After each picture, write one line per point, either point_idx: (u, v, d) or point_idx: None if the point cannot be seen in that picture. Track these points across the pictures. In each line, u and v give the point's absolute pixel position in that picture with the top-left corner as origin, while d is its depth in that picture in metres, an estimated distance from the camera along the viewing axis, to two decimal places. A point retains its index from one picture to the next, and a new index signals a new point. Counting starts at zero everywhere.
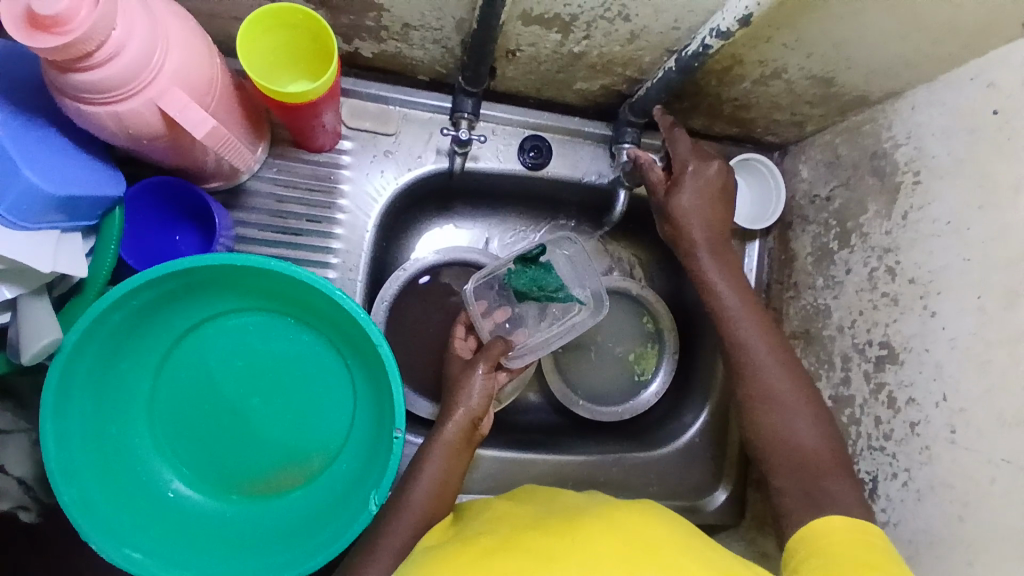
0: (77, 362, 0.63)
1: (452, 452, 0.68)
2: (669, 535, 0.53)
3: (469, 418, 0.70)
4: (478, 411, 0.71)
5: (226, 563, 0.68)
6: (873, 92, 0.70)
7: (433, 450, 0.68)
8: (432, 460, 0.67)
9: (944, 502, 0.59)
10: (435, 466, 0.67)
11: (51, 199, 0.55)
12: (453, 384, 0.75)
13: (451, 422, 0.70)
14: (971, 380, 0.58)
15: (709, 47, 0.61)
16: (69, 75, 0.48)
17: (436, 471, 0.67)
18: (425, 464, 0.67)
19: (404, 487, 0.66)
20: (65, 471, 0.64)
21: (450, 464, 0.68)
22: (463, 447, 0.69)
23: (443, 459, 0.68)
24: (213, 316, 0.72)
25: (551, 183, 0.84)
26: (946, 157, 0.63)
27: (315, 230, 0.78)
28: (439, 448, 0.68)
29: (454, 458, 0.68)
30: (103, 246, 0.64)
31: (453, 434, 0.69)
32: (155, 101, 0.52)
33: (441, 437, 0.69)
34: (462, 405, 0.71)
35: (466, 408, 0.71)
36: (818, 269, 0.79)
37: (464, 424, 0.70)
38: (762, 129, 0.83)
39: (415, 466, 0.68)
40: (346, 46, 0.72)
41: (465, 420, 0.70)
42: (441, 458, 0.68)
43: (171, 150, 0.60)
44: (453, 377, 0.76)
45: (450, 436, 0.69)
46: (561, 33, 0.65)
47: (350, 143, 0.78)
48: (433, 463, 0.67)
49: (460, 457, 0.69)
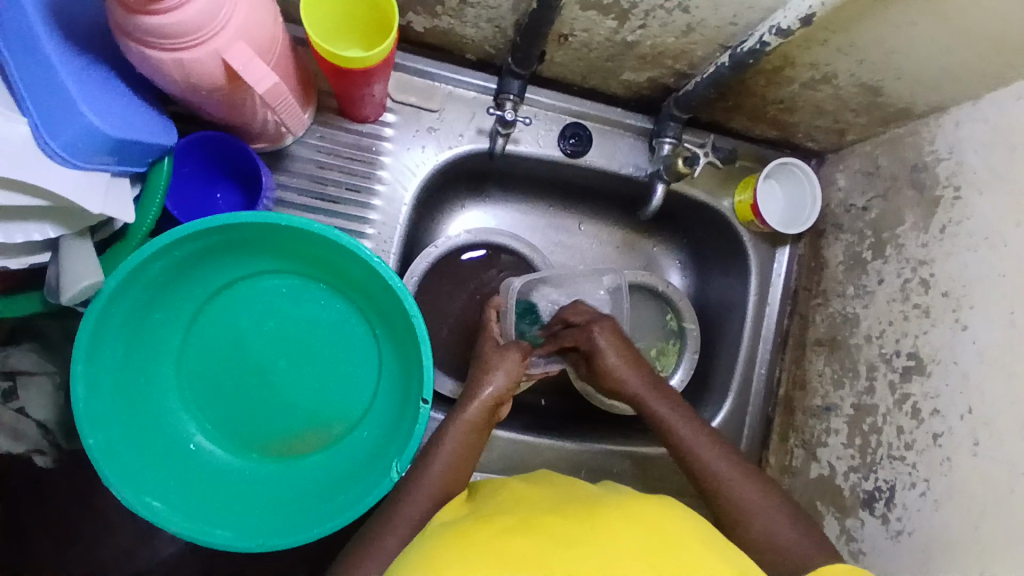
0: (114, 308, 0.64)
1: (474, 430, 0.67)
2: (690, 530, 0.53)
3: (493, 399, 0.69)
4: (503, 394, 0.70)
5: (240, 519, 0.69)
6: (919, 104, 0.70)
7: (453, 426, 0.67)
8: (451, 436, 0.66)
9: (960, 514, 0.59)
10: (453, 442, 0.66)
11: (106, 140, 0.55)
12: (482, 363, 0.73)
13: (478, 401, 0.69)
14: (998, 394, 0.58)
15: (766, 44, 0.61)
16: (140, 18, 0.49)
17: (455, 447, 0.65)
18: (444, 439, 0.66)
19: (421, 463, 0.65)
20: (92, 414, 0.64)
21: (467, 441, 0.67)
22: (483, 428, 0.68)
23: (462, 437, 0.66)
24: (249, 276, 0.73)
25: (587, 172, 0.85)
26: (989, 172, 0.63)
27: (352, 200, 0.78)
28: (460, 424, 0.67)
29: (473, 437, 0.67)
30: (149, 195, 0.64)
31: (476, 413, 0.68)
32: (220, 52, 0.53)
33: (463, 415, 0.68)
34: (490, 386, 0.70)
35: (494, 391, 0.69)
36: (849, 278, 0.79)
37: (488, 405, 0.69)
38: (801, 135, 0.83)
39: (433, 445, 0.66)
40: (399, 19, 0.73)
41: (490, 400, 0.69)
42: (461, 434, 0.67)
43: (225, 105, 0.61)
44: (483, 354, 0.75)
45: (471, 416, 0.68)
46: (617, 21, 0.66)
47: (393, 116, 0.79)
48: (453, 439, 0.66)
49: (481, 436, 0.68)
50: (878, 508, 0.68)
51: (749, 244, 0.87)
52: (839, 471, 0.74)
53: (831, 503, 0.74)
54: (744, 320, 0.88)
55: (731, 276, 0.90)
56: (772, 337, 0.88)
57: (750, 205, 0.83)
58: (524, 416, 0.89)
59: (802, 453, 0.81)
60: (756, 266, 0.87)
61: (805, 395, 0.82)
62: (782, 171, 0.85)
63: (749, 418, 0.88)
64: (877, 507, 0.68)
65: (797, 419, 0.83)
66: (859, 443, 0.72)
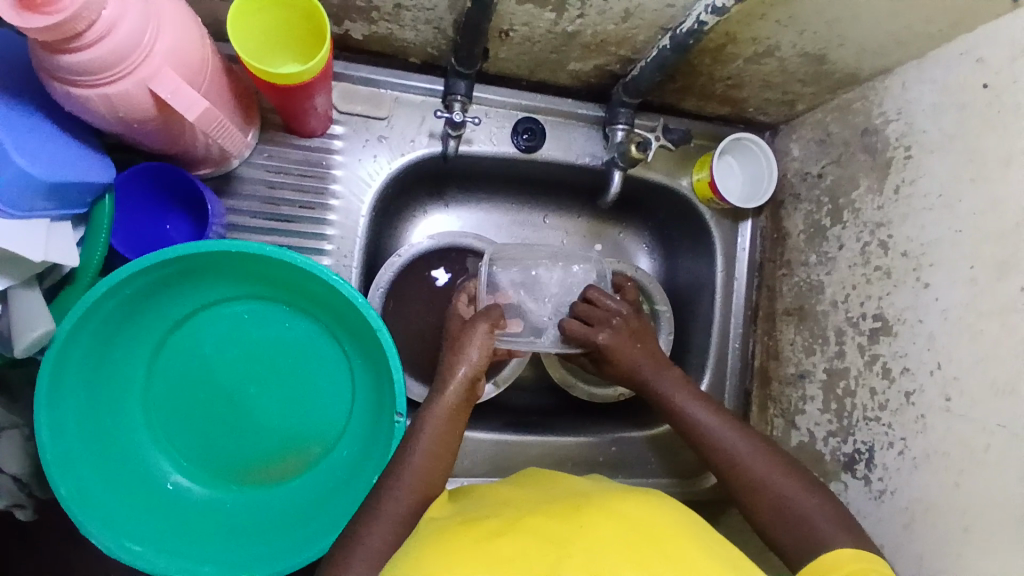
0: (70, 352, 0.62)
1: (453, 411, 0.67)
2: (676, 523, 0.54)
3: (469, 377, 0.69)
4: (478, 370, 0.70)
5: (226, 553, 0.68)
6: (864, 69, 0.71)
7: (432, 411, 0.67)
8: (432, 419, 0.66)
9: (938, 468, 0.60)
10: (432, 430, 0.65)
11: (40, 186, 0.53)
12: (452, 344, 0.73)
13: (454, 383, 0.68)
14: (964, 347, 0.59)
15: (703, 24, 0.61)
16: (58, 56, 0.47)
17: (435, 433, 0.65)
18: (424, 427, 0.66)
19: (402, 453, 0.64)
20: (61, 464, 0.63)
21: (448, 426, 0.66)
22: (461, 410, 0.68)
23: (440, 422, 0.66)
24: (209, 305, 0.71)
25: (544, 166, 0.84)
26: (938, 131, 0.64)
27: (308, 217, 0.77)
28: (440, 407, 0.67)
29: (452, 421, 0.67)
30: (94, 234, 0.63)
31: (453, 396, 0.68)
32: (147, 82, 0.51)
33: (440, 400, 0.68)
34: (463, 365, 0.70)
35: (467, 371, 0.69)
36: (810, 246, 0.80)
37: (465, 385, 0.69)
38: (753, 109, 0.83)
39: (412, 436, 0.65)
40: (336, 28, 0.71)
41: (466, 379, 0.69)
42: (441, 420, 0.66)
43: (161, 134, 0.59)
44: (453, 335, 0.75)
45: (449, 399, 0.68)
46: (555, 12, 0.65)
47: (341, 127, 0.77)
48: (434, 426, 0.66)
49: (460, 418, 0.68)
50: (859, 470, 0.69)
51: (711, 221, 0.87)
52: (818, 436, 0.75)
53: (814, 469, 0.75)
54: (714, 298, 0.88)
55: (698, 255, 0.91)
56: (743, 311, 0.89)
57: (708, 183, 0.83)
58: (507, 415, 0.88)
59: (782, 423, 0.82)
60: (720, 243, 0.88)
61: (779, 365, 0.83)
62: (737, 146, 0.86)
63: (728, 393, 0.89)
64: (858, 469, 0.69)
65: (774, 390, 0.84)
66: (835, 408, 0.73)
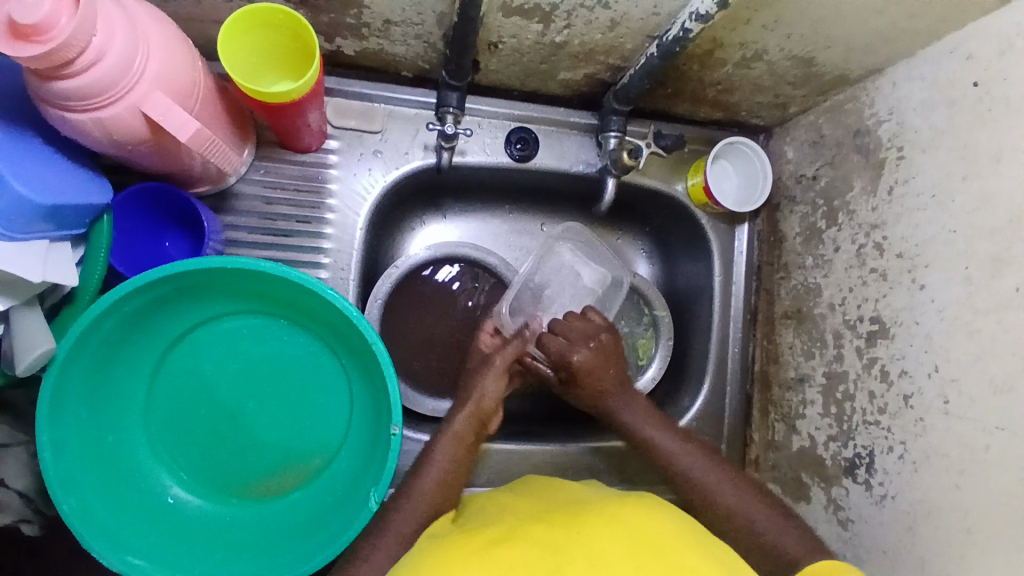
0: (71, 370, 0.63)
1: (462, 442, 0.68)
2: (674, 528, 0.53)
3: (479, 412, 0.70)
4: (488, 407, 0.71)
5: (226, 567, 0.68)
6: (853, 70, 0.71)
7: (441, 440, 0.68)
8: (441, 451, 0.67)
9: (939, 472, 0.60)
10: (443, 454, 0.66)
11: (40, 209, 0.54)
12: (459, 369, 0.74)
13: (463, 415, 0.70)
14: (961, 348, 0.58)
15: (688, 31, 0.61)
16: (52, 83, 0.48)
17: (445, 458, 0.66)
18: (434, 454, 0.66)
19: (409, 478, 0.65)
20: (63, 480, 0.64)
21: (455, 455, 0.67)
22: (472, 440, 0.69)
23: (450, 450, 0.67)
24: (207, 320, 0.72)
25: (539, 175, 0.84)
26: (930, 131, 0.63)
27: (304, 231, 0.77)
28: (451, 438, 0.68)
29: (463, 449, 0.68)
30: (93, 254, 0.64)
31: (464, 426, 0.69)
32: (138, 105, 0.52)
33: (451, 429, 0.69)
34: (473, 400, 0.71)
35: (475, 406, 0.70)
36: (807, 248, 0.79)
37: (475, 419, 0.70)
38: (745, 112, 0.83)
39: (421, 463, 0.66)
40: (327, 45, 0.72)
41: (476, 414, 0.70)
42: (451, 447, 0.67)
43: (156, 155, 0.60)
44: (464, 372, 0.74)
45: (460, 430, 0.69)
46: (542, 23, 0.65)
47: (336, 142, 0.78)
48: (440, 455, 0.66)
49: (470, 448, 0.68)
50: (860, 474, 0.68)
51: (707, 226, 0.87)
52: (819, 441, 0.75)
53: (816, 474, 0.74)
54: (712, 303, 0.88)
55: (696, 260, 0.90)
56: (741, 315, 0.88)
57: (702, 187, 0.83)
58: (507, 425, 0.88)
59: (783, 427, 0.81)
60: (716, 248, 0.87)
61: (780, 369, 0.83)
62: (731, 150, 0.86)
63: (729, 399, 0.88)
64: (859, 473, 0.69)
65: (774, 394, 0.83)
66: (835, 411, 0.73)
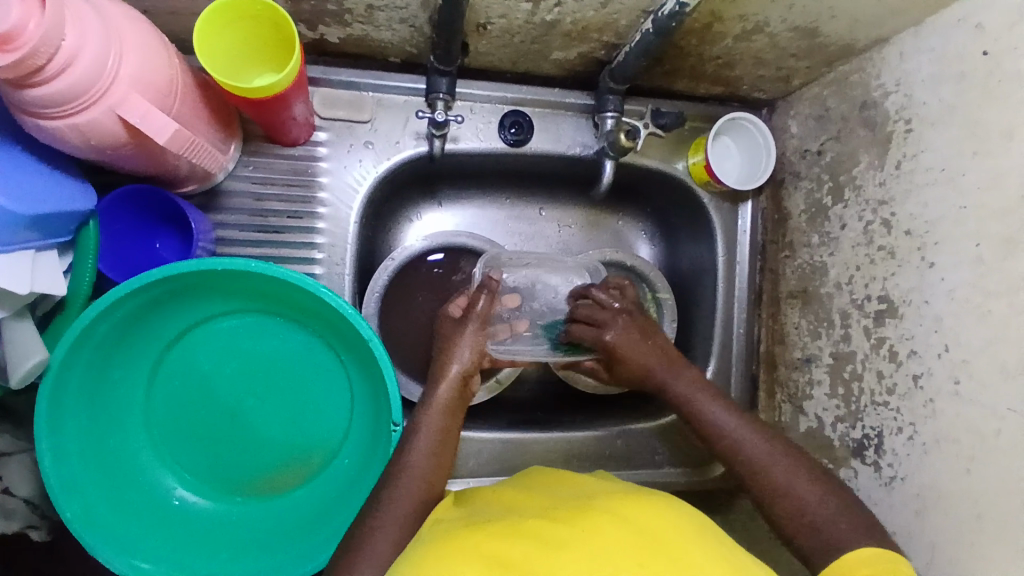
0: (66, 377, 0.63)
1: (448, 410, 0.67)
2: (681, 524, 0.53)
3: (461, 375, 0.70)
4: (470, 368, 0.71)
5: (232, 566, 0.69)
6: (860, 40, 0.68)
7: (426, 412, 0.67)
8: (428, 422, 0.66)
9: (949, 455, 0.58)
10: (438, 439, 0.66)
11: (22, 220, 0.53)
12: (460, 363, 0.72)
13: (446, 382, 0.69)
14: (972, 329, 0.57)
15: (684, 6, 0.58)
16: (25, 92, 0.46)
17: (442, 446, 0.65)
18: (421, 425, 0.66)
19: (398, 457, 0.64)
20: (65, 486, 0.64)
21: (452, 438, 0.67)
22: (456, 407, 0.68)
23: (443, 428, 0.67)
24: (203, 321, 0.71)
25: (534, 159, 0.82)
26: (941, 103, 0.61)
27: (296, 226, 0.76)
28: (435, 408, 0.67)
29: (449, 416, 0.67)
30: (81, 260, 0.63)
31: (446, 394, 0.69)
32: (115, 109, 0.50)
33: (433, 398, 0.68)
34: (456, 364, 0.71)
35: (459, 368, 0.71)
36: (812, 226, 0.77)
37: (457, 383, 0.70)
38: (747, 87, 0.80)
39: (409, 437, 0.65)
40: (310, 33, 0.69)
41: (458, 377, 0.70)
42: (437, 417, 0.67)
43: (138, 157, 0.59)
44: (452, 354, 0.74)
45: (442, 399, 0.68)
46: (532, 3, 0.63)
47: (325, 134, 0.76)
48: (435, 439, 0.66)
49: (456, 415, 0.68)
50: (868, 456, 0.68)
51: (710, 206, 0.85)
52: (826, 422, 0.74)
53: (824, 455, 0.74)
54: (716, 284, 0.87)
55: (699, 240, 0.88)
56: (746, 295, 0.87)
57: (703, 166, 0.80)
58: (512, 414, 0.88)
59: (790, 408, 0.80)
60: (719, 228, 0.85)
61: (786, 349, 0.81)
62: (733, 126, 0.83)
63: (734, 380, 0.87)
64: (868, 455, 0.68)
65: (781, 374, 0.82)
66: (842, 393, 0.72)
